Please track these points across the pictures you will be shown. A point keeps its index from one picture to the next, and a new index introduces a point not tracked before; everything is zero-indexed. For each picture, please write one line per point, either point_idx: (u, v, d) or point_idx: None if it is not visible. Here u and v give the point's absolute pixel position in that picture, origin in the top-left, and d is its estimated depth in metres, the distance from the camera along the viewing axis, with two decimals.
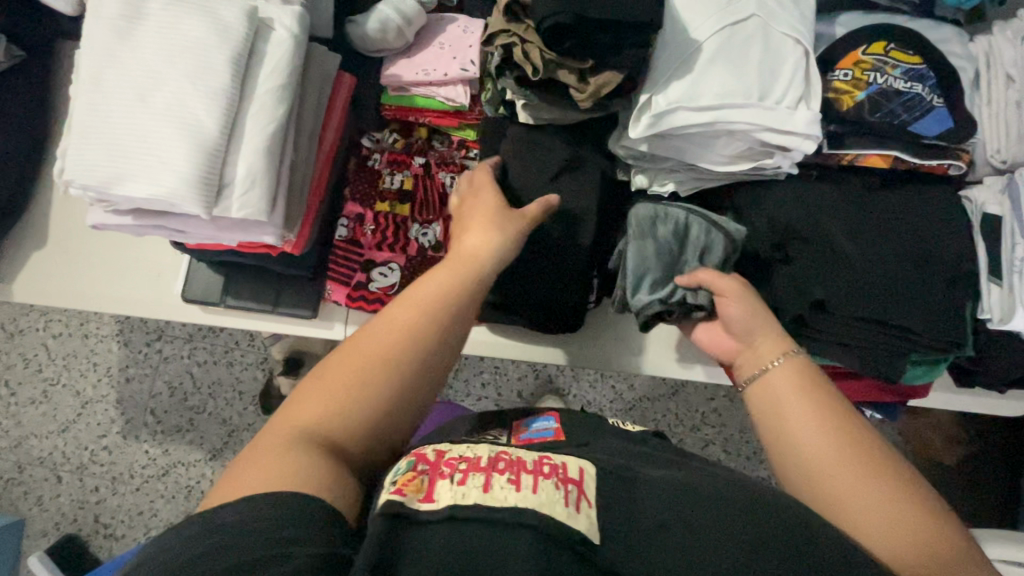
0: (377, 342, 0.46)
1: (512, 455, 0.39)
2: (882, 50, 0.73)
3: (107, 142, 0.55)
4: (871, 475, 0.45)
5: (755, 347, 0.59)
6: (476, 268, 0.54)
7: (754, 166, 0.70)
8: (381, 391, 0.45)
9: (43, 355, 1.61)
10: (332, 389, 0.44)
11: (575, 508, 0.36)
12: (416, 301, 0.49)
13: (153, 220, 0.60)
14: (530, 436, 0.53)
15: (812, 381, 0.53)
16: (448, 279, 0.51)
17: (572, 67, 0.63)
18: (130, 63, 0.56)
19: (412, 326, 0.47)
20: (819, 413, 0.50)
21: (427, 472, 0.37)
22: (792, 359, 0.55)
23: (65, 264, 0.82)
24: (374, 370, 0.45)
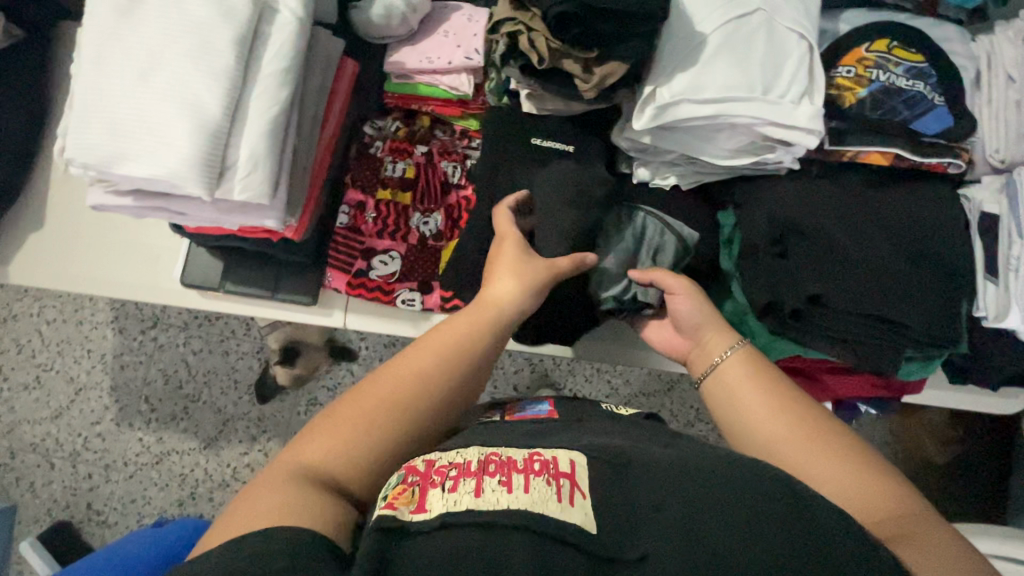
0: (391, 391, 0.47)
1: (502, 457, 0.40)
2: (884, 48, 0.73)
3: (109, 122, 0.55)
4: (818, 446, 0.48)
5: (704, 343, 0.62)
6: (492, 322, 0.56)
7: (756, 160, 0.71)
8: (389, 432, 0.46)
9: (37, 340, 1.60)
10: (341, 430, 0.45)
11: (568, 502, 0.36)
12: (428, 349, 0.51)
13: (155, 203, 0.60)
14: (524, 413, 0.56)
15: (758, 369, 0.56)
16: (462, 332, 0.53)
17: (577, 57, 0.63)
18: (133, 43, 0.55)
19: (425, 378, 0.49)
20: (768, 399, 0.53)
21: (419, 484, 0.38)
22: (738, 351, 0.59)
23: (62, 246, 0.81)
24: (386, 419, 0.46)
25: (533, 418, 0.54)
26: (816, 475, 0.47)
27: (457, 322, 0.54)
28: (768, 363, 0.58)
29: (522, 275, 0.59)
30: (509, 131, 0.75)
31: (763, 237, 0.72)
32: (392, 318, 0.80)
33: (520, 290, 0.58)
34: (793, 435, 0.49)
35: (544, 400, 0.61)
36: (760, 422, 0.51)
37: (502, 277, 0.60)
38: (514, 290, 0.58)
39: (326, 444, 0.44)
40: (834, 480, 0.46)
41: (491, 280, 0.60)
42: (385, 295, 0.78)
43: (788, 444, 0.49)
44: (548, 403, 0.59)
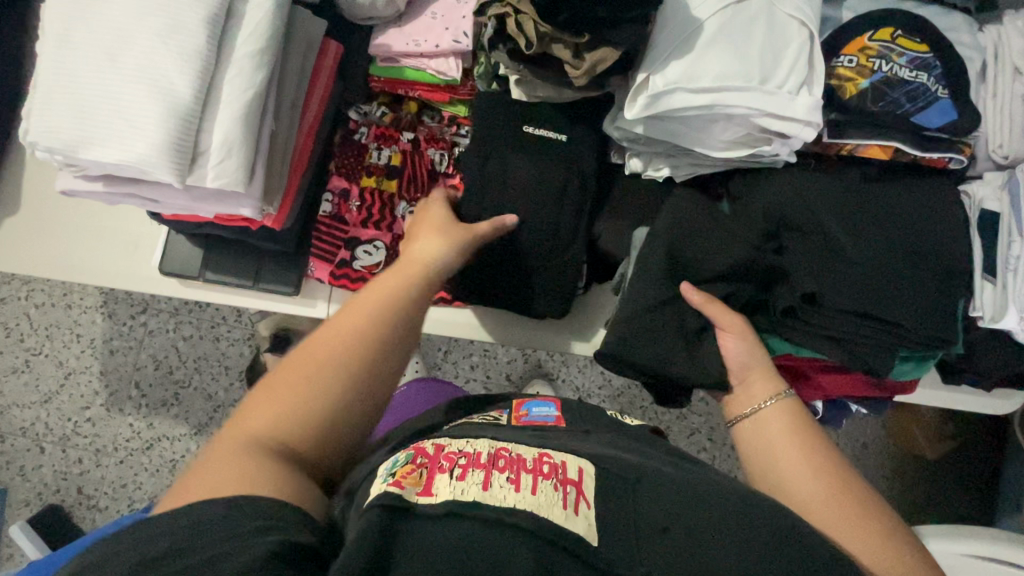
0: (325, 351, 0.46)
1: (512, 454, 0.39)
2: (888, 37, 0.71)
3: (73, 103, 0.52)
4: (848, 507, 0.49)
5: (748, 384, 0.65)
6: (419, 275, 0.55)
7: (752, 153, 0.68)
8: (334, 388, 0.44)
9: (25, 324, 1.58)
10: (281, 395, 0.43)
11: (573, 510, 0.34)
12: (361, 306, 0.50)
13: (124, 188, 0.57)
14: (530, 418, 0.53)
15: (799, 422, 0.58)
16: (392, 286, 0.53)
17: (568, 42, 0.60)
18: (98, 20, 0.52)
19: (362, 330, 0.48)
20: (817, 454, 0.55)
21: (426, 467, 0.37)
22: (782, 401, 0.61)
23: (39, 231, 0.79)
24: (328, 378, 0.45)
25: (539, 424, 0.52)
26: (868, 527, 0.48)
27: (384, 279, 0.54)
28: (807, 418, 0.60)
29: (442, 235, 0.63)
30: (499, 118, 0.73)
31: (757, 232, 0.70)
32: None
33: (449, 245, 0.61)
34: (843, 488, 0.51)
35: (550, 400, 0.59)
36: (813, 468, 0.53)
37: (426, 237, 0.62)
38: (440, 247, 0.60)
39: (272, 410, 0.43)
40: (870, 530, 0.47)
41: (422, 244, 0.61)
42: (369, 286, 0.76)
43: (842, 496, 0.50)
44: (556, 407, 0.56)
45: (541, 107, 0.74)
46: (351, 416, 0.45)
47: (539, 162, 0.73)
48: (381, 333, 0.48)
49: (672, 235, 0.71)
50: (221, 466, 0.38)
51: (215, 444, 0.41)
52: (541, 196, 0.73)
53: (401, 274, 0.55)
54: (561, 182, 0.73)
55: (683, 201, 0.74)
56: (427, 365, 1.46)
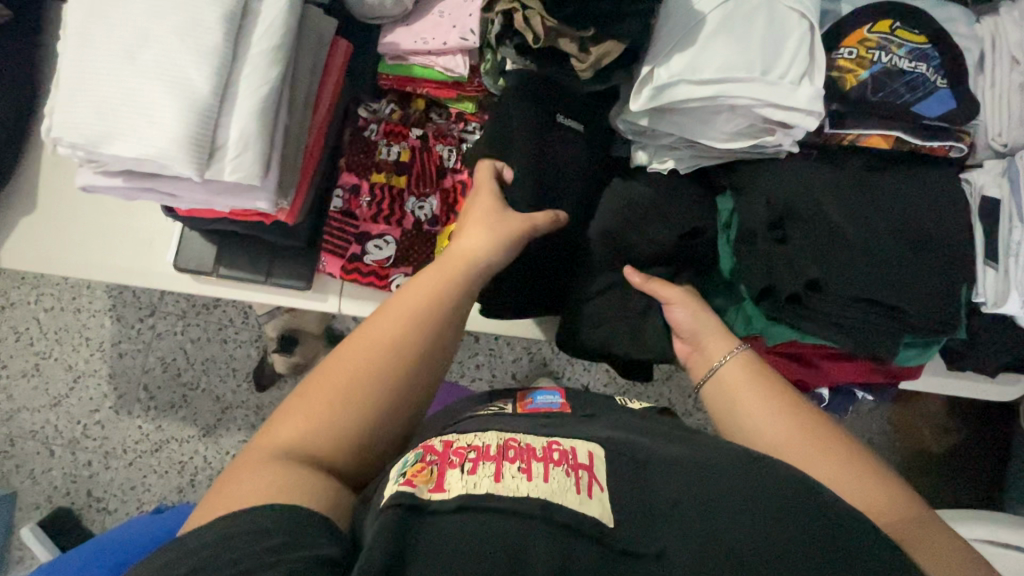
0: (366, 358, 0.46)
1: (521, 444, 0.40)
2: (887, 29, 0.72)
3: (95, 99, 0.54)
4: (817, 444, 0.49)
5: (704, 347, 0.64)
6: (455, 277, 0.55)
7: (755, 144, 0.70)
8: (371, 398, 0.45)
9: (35, 328, 1.60)
10: (316, 405, 0.44)
11: (586, 493, 0.36)
12: (400, 311, 0.50)
13: (143, 183, 0.59)
14: (535, 405, 0.54)
15: (757, 371, 0.58)
16: (429, 289, 0.52)
17: (574, 36, 0.62)
18: (118, 18, 0.54)
19: (401, 338, 0.48)
20: (768, 397, 0.54)
21: (437, 463, 0.37)
22: (740, 353, 0.60)
23: (54, 231, 0.80)
24: (368, 387, 0.45)
25: (545, 411, 0.52)
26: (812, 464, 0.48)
27: (422, 284, 0.53)
28: (768, 365, 0.59)
29: (491, 229, 0.61)
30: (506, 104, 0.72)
31: (762, 222, 0.71)
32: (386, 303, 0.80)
33: (490, 245, 0.59)
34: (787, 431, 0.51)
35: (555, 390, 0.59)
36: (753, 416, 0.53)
37: (471, 236, 0.60)
38: (476, 249, 0.58)
39: (308, 420, 0.43)
40: (843, 466, 0.47)
41: (462, 239, 0.60)
42: (379, 280, 0.78)
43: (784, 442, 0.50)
44: (561, 396, 0.57)
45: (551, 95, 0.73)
46: (387, 426, 0.46)
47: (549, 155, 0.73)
48: (418, 343, 0.49)
49: (620, 215, 0.74)
50: (259, 472, 0.39)
51: (248, 450, 0.42)
52: (554, 191, 0.73)
53: (439, 282, 0.53)
54: (571, 177, 0.75)
55: (619, 184, 0.76)
56: None
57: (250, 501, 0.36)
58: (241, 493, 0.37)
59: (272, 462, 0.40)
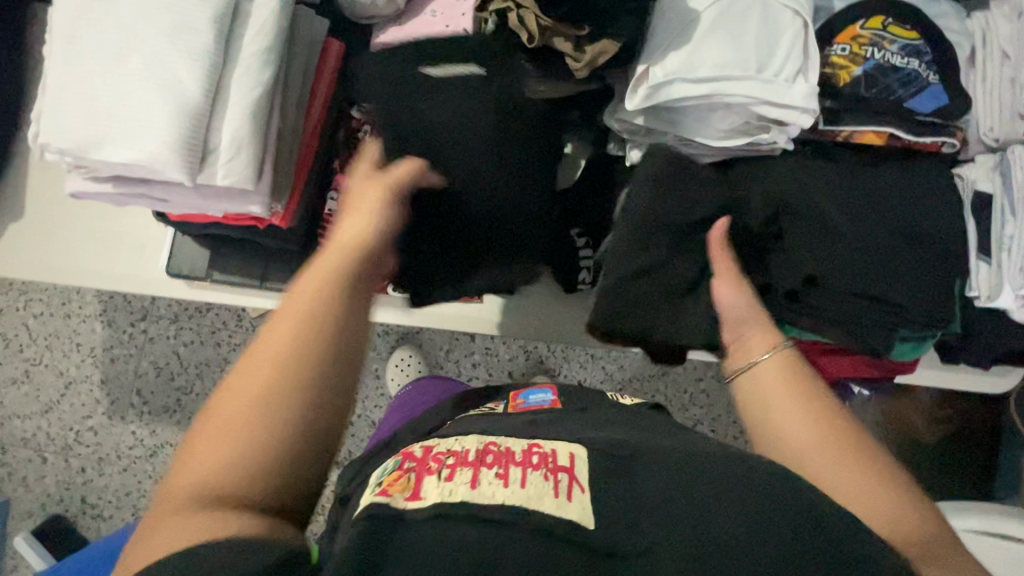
0: (256, 376, 0.39)
1: (501, 447, 0.40)
2: (879, 25, 0.73)
3: (81, 103, 0.52)
4: (855, 471, 0.47)
5: (743, 337, 0.58)
6: (348, 258, 0.47)
7: (750, 141, 0.70)
8: (275, 421, 0.38)
9: (25, 334, 1.58)
10: (216, 444, 0.38)
11: (565, 497, 0.35)
12: (285, 313, 0.42)
13: (134, 188, 0.58)
14: (526, 405, 0.55)
15: (797, 375, 0.53)
16: (314, 278, 0.44)
17: (568, 34, 0.60)
18: (104, 20, 0.53)
19: (289, 341, 0.40)
20: (806, 407, 0.50)
21: (414, 470, 0.37)
22: (781, 352, 0.55)
23: (44, 237, 0.79)
24: (269, 408, 0.38)
25: (535, 409, 0.52)
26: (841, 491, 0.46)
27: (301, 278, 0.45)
28: (810, 366, 0.54)
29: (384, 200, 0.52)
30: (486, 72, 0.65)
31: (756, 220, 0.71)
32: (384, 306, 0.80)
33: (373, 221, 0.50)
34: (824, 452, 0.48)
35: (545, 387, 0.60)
36: (788, 431, 0.50)
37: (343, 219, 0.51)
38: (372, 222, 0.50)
39: (207, 464, 0.37)
40: (878, 496, 0.46)
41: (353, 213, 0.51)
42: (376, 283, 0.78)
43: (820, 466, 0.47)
44: (552, 392, 0.57)
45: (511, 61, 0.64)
46: (299, 439, 0.39)
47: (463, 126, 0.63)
48: (312, 343, 0.41)
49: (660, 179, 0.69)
50: (168, 534, 0.35)
51: (160, 505, 0.37)
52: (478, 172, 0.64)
53: (321, 268, 0.45)
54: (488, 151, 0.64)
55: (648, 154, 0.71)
56: (428, 363, 1.47)
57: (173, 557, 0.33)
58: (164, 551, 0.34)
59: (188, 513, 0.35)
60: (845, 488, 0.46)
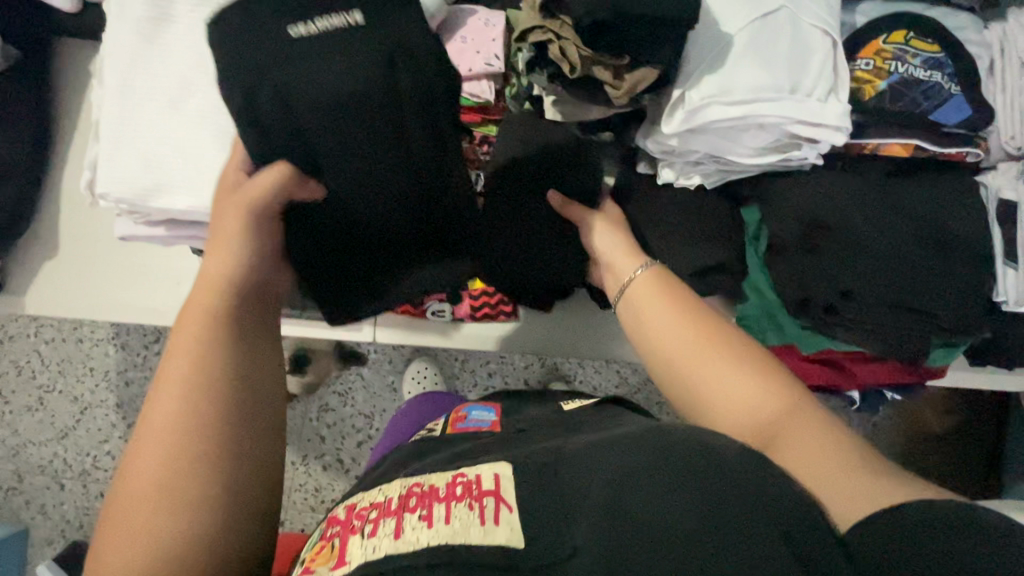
0: (153, 453, 0.41)
1: (423, 488, 0.42)
2: (902, 40, 0.74)
3: (142, 151, 0.54)
4: (715, 357, 0.51)
5: (614, 267, 0.64)
6: (220, 306, 0.47)
7: (782, 158, 0.71)
8: (183, 490, 0.40)
9: (36, 361, 1.57)
10: (129, 527, 0.39)
11: (492, 522, 0.37)
12: (168, 383, 0.43)
13: (187, 230, 0.59)
14: (468, 423, 0.60)
15: (664, 286, 0.58)
16: (185, 338, 0.45)
17: (607, 63, 0.62)
18: (159, 69, 0.54)
19: (176, 411, 0.42)
20: (675, 313, 0.55)
21: (340, 534, 0.40)
22: (649, 269, 0.60)
23: (77, 273, 0.79)
24: (178, 478, 0.40)
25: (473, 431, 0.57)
26: (718, 386, 0.50)
27: (177, 340, 0.45)
28: (675, 278, 0.59)
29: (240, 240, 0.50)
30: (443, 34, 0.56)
31: (789, 234, 0.73)
32: (421, 331, 0.82)
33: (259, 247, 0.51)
34: (702, 352, 0.52)
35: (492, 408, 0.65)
36: (671, 339, 0.54)
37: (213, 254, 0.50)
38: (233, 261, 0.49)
39: (132, 546, 0.38)
40: (743, 382, 0.49)
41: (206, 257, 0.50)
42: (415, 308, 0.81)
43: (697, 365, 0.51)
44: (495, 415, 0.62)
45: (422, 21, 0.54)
46: (216, 478, 0.41)
47: (334, 117, 0.53)
48: (193, 394, 0.43)
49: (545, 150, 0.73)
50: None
51: None
52: (352, 182, 0.57)
53: (194, 320, 0.46)
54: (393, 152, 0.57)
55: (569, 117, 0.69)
56: (444, 373, 1.48)
57: None
58: None
59: None
60: (709, 380, 0.50)
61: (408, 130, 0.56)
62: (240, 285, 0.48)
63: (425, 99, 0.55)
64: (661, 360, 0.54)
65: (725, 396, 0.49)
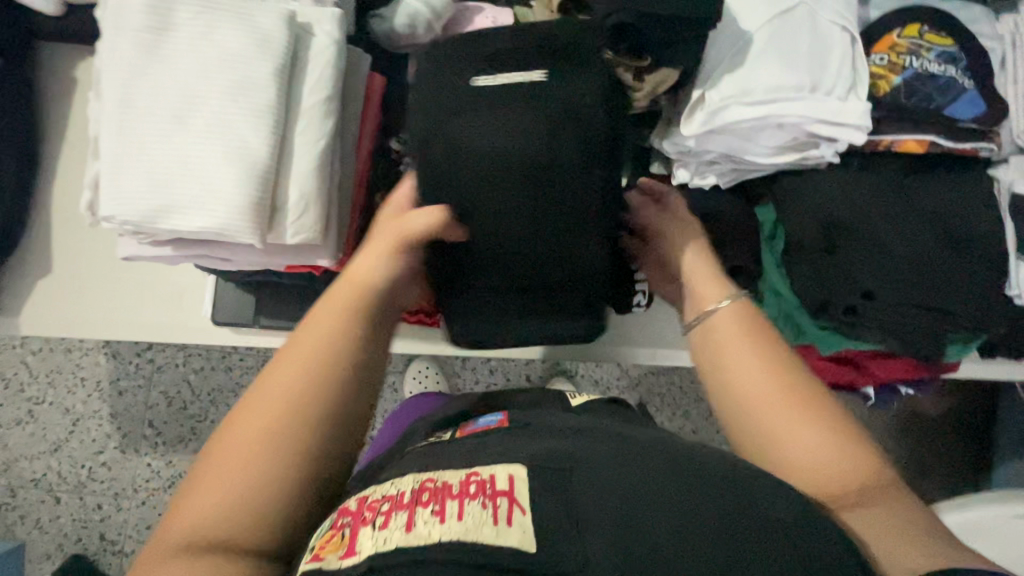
0: (260, 421, 0.38)
1: (438, 482, 0.36)
2: (915, 34, 0.73)
3: (145, 170, 0.51)
4: (800, 415, 0.43)
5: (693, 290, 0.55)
6: (358, 313, 0.44)
7: (800, 158, 0.70)
8: (279, 470, 0.37)
9: (25, 373, 1.52)
10: (217, 483, 0.36)
11: (506, 523, 0.33)
12: (293, 362, 0.41)
13: (194, 250, 0.56)
14: (476, 426, 0.48)
15: (749, 321, 0.50)
16: (322, 330, 0.43)
17: (629, 65, 0.60)
18: (162, 82, 0.51)
19: (297, 391, 0.39)
20: (759, 356, 0.47)
21: (349, 524, 0.34)
22: (736, 303, 0.52)
23: (72, 290, 0.76)
24: (275, 455, 0.37)
25: (483, 430, 0.46)
26: (795, 449, 0.43)
27: (314, 321, 0.43)
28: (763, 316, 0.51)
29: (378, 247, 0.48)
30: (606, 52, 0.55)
31: (808, 233, 0.73)
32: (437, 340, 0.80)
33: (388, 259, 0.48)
34: (779, 407, 0.44)
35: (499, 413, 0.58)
36: (751, 386, 0.46)
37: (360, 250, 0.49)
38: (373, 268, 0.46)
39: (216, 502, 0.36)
40: (827, 446, 0.42)
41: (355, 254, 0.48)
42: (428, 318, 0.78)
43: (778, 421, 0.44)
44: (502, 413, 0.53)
45: (592, 68, 0.53)
46: (315, 474, 0.39)
47: (499, 151, 0.52)
48: (322, 380, 0.40)
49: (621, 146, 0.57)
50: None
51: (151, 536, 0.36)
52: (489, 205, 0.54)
53: (333, 307, 0.44)
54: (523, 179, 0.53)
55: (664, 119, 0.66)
56: (445, 373, 1.46)
57: None
58: None
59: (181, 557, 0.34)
60: (794, 438, 0.43)
61: (562, 154, 0.52)
62: (375, 292, 0.46)
63: (580, 140, 0.52)
64: (730, 399, 0.47)
65: (805, 456, 0.42)
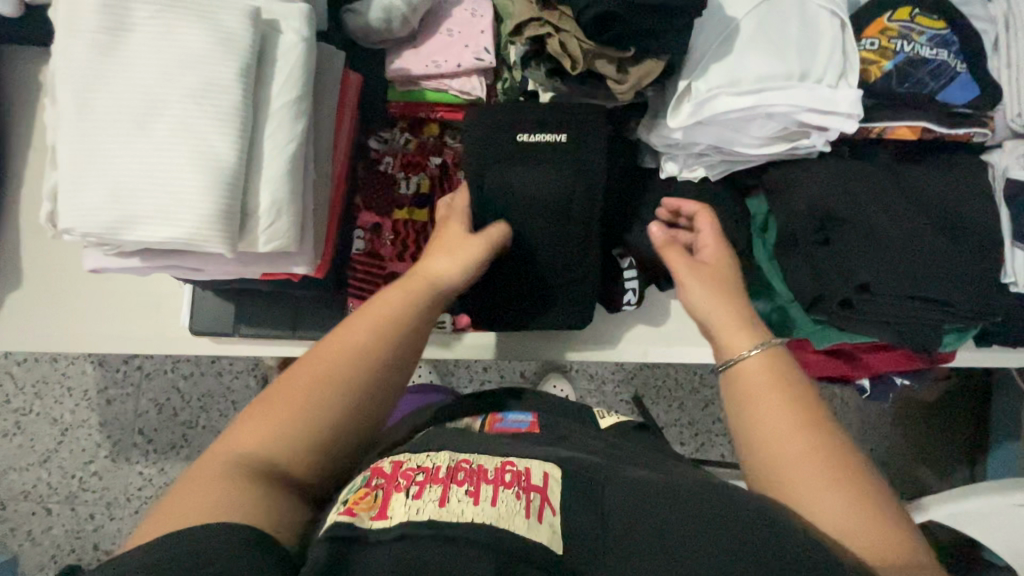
0: (333, 363, 0.45)
1: (473, 464, 0.38)
2: (907, 17, 0.71)
3: (105, 180, 0.48)
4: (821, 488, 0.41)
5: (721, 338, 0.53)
6: (424, 295, 0.52)
7: (789, 147, 0.68)
8: (334, 407, 0.43)
9: (10, 384, 1.49)
10: (283, 407, 0.42)
11: (535, 518, 0.34)
12: (366, 322, 0.47)
13: (164, 261, 0.54)
14: (504, 425, 0.53)
15: (784, 375, 0.47)
16: (395, 301, 0.50)
17: (611, 57, 0.59)
18: (121, 86, 0.49)
19: (368, 346, 0.46)
20: (788, 416, 0.44)
21: (382, 487, 0.35)
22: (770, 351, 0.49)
23: (45, 303, 0.73)
24: (338, 395, 0.43)
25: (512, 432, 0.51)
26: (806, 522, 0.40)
27: (389, 293, 0.51)
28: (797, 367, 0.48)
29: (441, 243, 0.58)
30: (614, 71, 0.59)
31: (802, 226, 0.71)
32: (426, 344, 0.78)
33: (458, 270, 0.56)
34: (802, 474, 0.42)
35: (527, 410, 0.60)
36: (772, 444, 0.44)
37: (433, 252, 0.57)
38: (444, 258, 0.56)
39: (278, 424, 0.41)
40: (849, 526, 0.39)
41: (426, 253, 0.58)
42: None
43: (801, 478, 0.41)
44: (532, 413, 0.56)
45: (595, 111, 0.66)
46: (359, 429, 0.45)
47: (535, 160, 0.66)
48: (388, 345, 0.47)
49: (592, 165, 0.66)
50: (204, 489, 0.36)
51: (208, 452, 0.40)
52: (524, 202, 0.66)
53: (405, 288, 0.51)
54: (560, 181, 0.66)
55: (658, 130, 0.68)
56: (439, 373, 1.44)
57: (196, 517, 0.34)
58: (202, 498, 0.36)
59: (236, 467, 0.38)
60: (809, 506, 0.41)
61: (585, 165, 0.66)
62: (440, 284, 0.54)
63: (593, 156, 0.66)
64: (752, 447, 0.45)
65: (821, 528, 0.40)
